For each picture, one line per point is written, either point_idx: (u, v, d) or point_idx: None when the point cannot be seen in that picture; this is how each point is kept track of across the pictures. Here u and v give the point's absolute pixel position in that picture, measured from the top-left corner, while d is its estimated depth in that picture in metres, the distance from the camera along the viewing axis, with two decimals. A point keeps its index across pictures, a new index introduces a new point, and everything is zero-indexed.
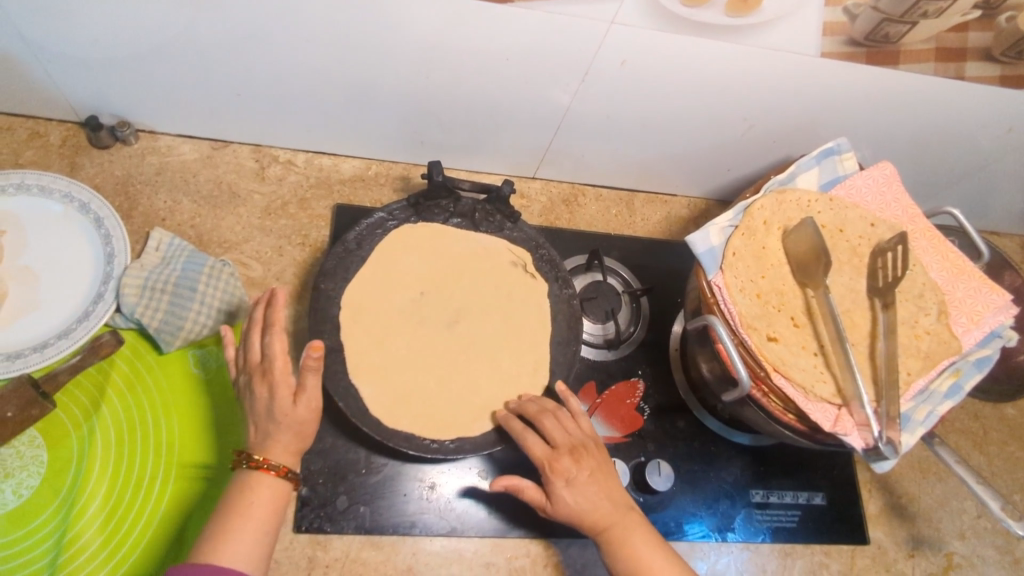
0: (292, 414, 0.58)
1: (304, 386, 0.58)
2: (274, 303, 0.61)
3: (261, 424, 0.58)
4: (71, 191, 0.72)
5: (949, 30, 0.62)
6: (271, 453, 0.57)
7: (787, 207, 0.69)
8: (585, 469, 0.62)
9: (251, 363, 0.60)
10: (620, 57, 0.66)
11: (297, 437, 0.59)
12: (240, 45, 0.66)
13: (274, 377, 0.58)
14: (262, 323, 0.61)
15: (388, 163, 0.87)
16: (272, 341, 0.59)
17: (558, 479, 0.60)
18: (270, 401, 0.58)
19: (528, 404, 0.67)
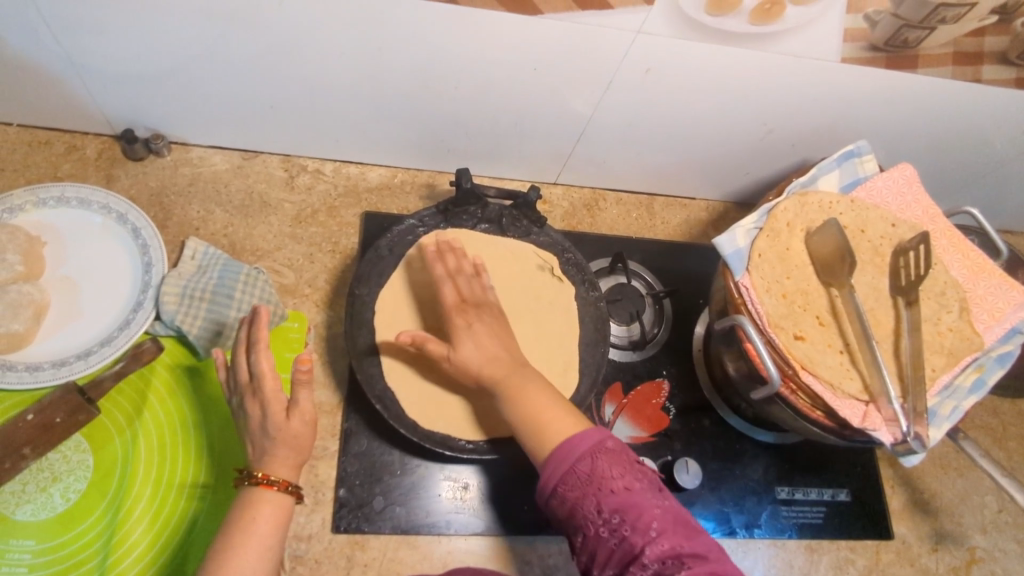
0: (287, 428, 0.58)
1: (296, 401, 0.58)
2: (255, 319, 0.60)
3: (258, 441, 0.59)
4: (110, 203, 0.74)
5: (967, 35, 0.63)
6: (271, 468, 0.58)
7: (809, 209, 0.71)
8: (480, 325, 0.65)
9: (241, 383, 0.60)
10: (645, 66, 0.68)
11: (296, 451, 0.59)
12: (275, 59, 0.68)
13: (264, 397, 0.58)
14: (246, 343, 0.60)
15: (413, 171, 0.89)
16: (258, 359, 0.59)
17: (460, 326, 0.63)
18: (263, 418, 0.58)
19: (449, 259, 0.68)
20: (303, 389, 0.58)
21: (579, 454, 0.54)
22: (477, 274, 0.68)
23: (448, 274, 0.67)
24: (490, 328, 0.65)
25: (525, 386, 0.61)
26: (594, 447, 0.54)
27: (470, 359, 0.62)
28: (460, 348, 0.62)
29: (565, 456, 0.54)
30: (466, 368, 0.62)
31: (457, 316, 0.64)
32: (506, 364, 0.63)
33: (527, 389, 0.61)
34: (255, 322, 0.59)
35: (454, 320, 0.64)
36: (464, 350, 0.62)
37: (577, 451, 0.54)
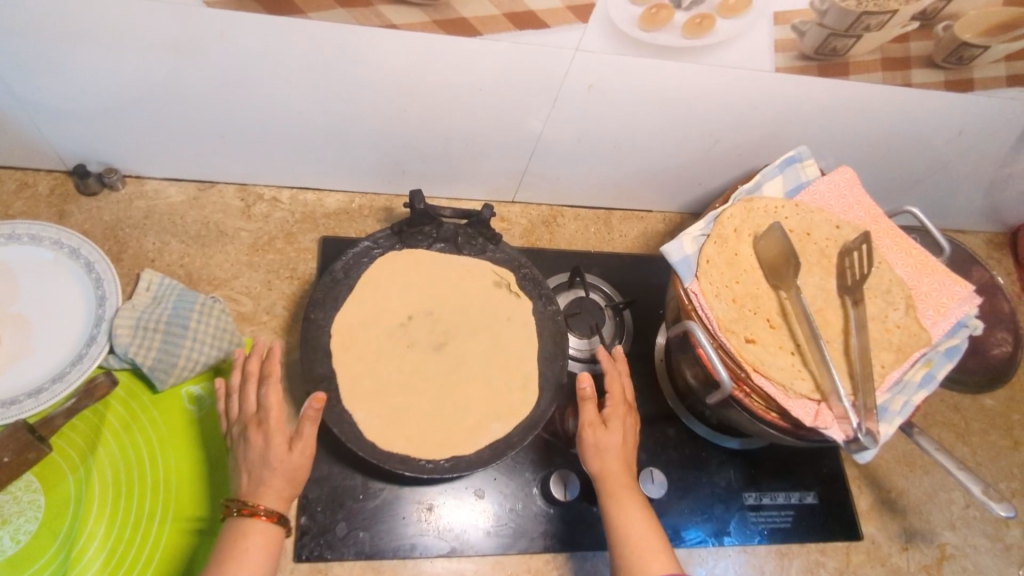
0: (288, 460, 0.60)
1: (300, 435, 0.61)
2: (270, 356, 0.65)
3: (255, 471, 0.60)
4: (62, 238, 0.74)
5: (892, 41, 0.66)
6: (262, 498, 0.59)
7: (755, 215, 0.73)
8: (630, 422, 0.70)
9: (246, 415, 0.63)
10: (587, 82, 0.70)
11: (290, 483, 0.60)
12: (224, 91, 0.68)
13: (269, 427, 0.60)
14: (256, 377, 0.65)
15: (371, 196, 0.90)
16: (268, 392, 0.62)
17: (621, 415, 0.69)
18: (264, 448, 0.60)
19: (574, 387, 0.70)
20: (308, 424, 0.61)
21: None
22: (625, 372, 0.74)
23: (608, 363, 0.73)
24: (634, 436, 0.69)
25: (632, 499, 0.64)
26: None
27: (614, 449, 0.66)
28: (606, 433, 0.67)
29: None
30: (605, 456, 0.66)
31: (623, 404, 0.69)
32: (622, 466, 0.66)
33: (630, 505, 0.63)
34: (270, 358, 0.65)
35: (613, 408, 0.69)
36: (610, 437, 0.66)
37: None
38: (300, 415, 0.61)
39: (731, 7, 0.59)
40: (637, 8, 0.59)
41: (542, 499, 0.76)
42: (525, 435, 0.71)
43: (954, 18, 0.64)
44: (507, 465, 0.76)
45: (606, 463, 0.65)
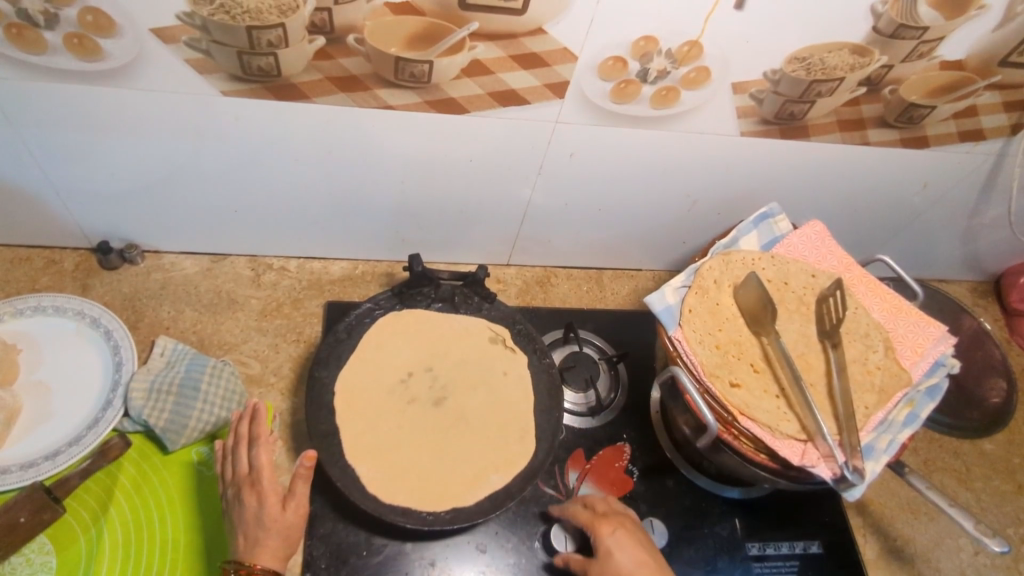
0: (281, 519, 0.63)
1: (292, 493, 0.64)
2: (257, 418, 0.68)
3: (250, 531, 0.62)
4: (84, 308, 0.79)
5: (844, 105, 0.72)
6: (259, 557, 0.61)
7: (734, 267, 0.77)
8: (623, 528, 0.69)
9: (239, 475, 0.65)
10: (569, 151, 0.76)
11: (285, 542, 0.63)
12: (239, 171, 0.75)
13: (263, 487, 0.63)
14: (247, 439, 0.67)
15: (373, 263, 0.95)
16: (261, 453, 0.65)
17: (606, 533, 0.68)
18: (260, 508, 0.63)
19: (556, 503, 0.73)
20: (300, 482, 0.64)
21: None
22: (594, 499, 0.74)
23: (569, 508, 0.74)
24: (633, 534, 0.68)
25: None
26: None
27: (623, 562, 0.65)
28: (606, 556, 0.66)
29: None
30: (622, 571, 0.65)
31: (602, 523, 0.69)
32: (639, 565, 0.65)
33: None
34: (258, 419, 0.68)
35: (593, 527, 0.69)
36: (613, 555, 0.66)
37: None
38: (293, 475, 0.64)
39: (692, 80, 0.66)
40: (608, 84, 0.66)
41: (544, 552, 0.76)
42: (524, 485, 0.73)
43: (898, 83, 0.70)
44: (507, 518, 0.78)
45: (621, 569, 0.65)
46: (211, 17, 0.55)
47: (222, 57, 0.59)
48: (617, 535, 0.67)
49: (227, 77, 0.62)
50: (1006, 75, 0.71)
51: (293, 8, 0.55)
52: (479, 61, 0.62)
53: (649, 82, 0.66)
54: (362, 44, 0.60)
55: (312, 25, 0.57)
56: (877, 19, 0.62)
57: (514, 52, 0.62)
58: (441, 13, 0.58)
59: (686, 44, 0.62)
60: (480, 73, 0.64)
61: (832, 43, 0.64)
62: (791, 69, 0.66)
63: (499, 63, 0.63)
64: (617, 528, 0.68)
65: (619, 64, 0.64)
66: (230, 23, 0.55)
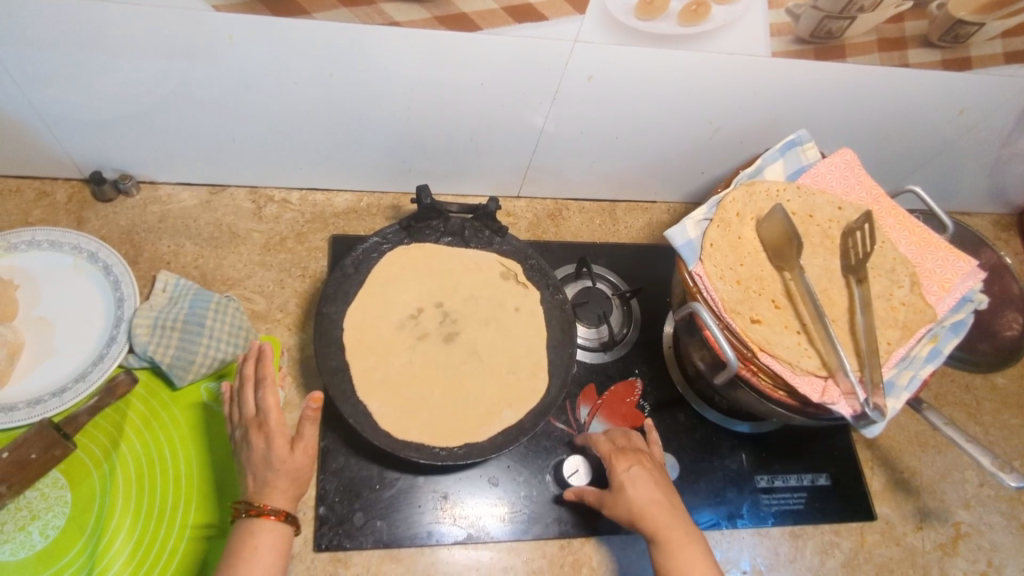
0: (291, 461, 0.61)
1: (301, 435, 0.61)
2: (263, 356, 0.64)
3: (259, 473, 0.60)
4: (80, 243, 0.76)
5: (887, 22, 0.67)
6: (269, 499, 0.60)
7: (757, 198, 0.74)
8: (642, 464, 0.69)
9: (247, 417, 0.63)
10: (587, 73, 0.71)
11: (294, 483, 0.61)
12: (233, 95, 0.70)
13: (270, 430, 0.61)
14: (254, 380, 0.64)
15: (378, 195, 0.92)
16: (265, 395, 0.62)
17: (622, 468, 0.68)
18: (267, 450, 0.60)
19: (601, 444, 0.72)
20: (308, 424, 0.60)
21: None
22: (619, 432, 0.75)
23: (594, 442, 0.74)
24: (652, 472, 0.68)
25: (678, 537, 0.62)
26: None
27: (636, 496, 0.65)
28: (618, 489, 0.66)
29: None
30: (633, 504, 0.65)
31: (620, 458, 0.69)
32: (652, 501, 0.64)
33: (682, 545, 0.61)
34: (263, 358, 0.63)
35: (612, 465, 0.69)
36: (623, 487, 0.66)
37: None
38: (298, 417, 0.60)
39: None
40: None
41: (555, 485, 0.77)
42: (537, 420, 0.72)
43: None
44: (519, 453, 0.78)
45: (638, 508, 0.64)
46: None
47: None
48: (632, 471, 0.67)
49: None
50: None
51: None
52: None
53: None
54: None
55: None
56: None
57: None
58: None
59: None
60: None
61: None
62: None
63: None
64: (634, 464, 0.68)
65: None
66: None
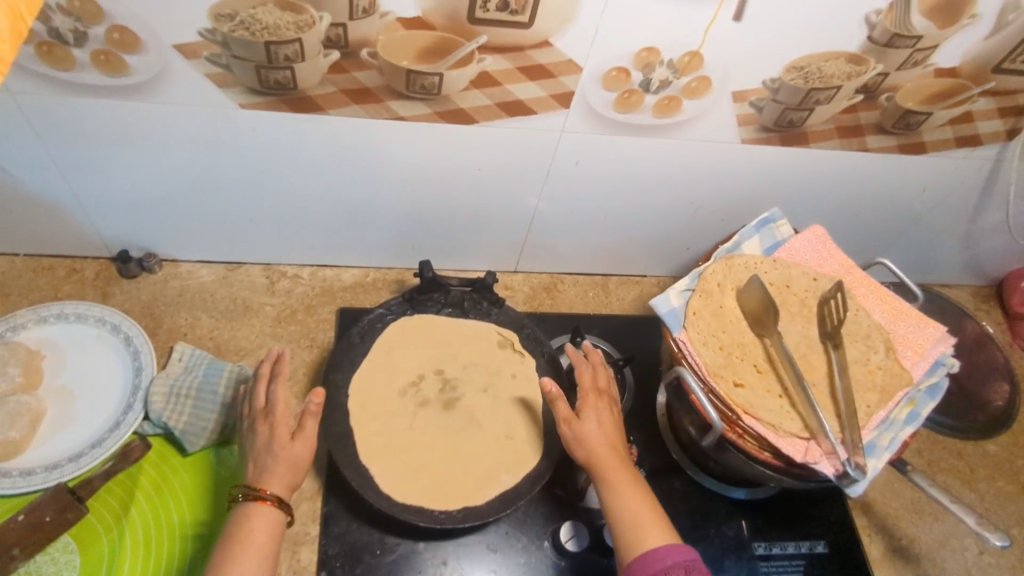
0: (290, 448, 0.64)
1: (301, 427, 0.65)
2: (282, 359, 0.70)
3: (260, 460, 0.64)
4: (105, 315, 0.82)
5: (842, 112, 0.74)
6: (268, 484, 0.62)
7: (736, 270, 0.79)
8: (604, 407, 0.72)
9: (256, 408, 0.68)
10: (575, 159, 0.78)
11: (292, 471, 0.64)
12: (253, 180, 0.77)
13: (275, 419, 0.66)
14: (269, 377, 0.70)
15: (384, 270, 0.98)
16: (276, 389, 0.68)
17: (592, 405, 0.71)
18: (270, 438, 0.65)
19: (582, 372, 0.74)
20: (309, 418, 0.65)
21: (670, 563, 0.59)
22: (596, 362, 0.76)
23: (577, 359, 0.75)
24: (612, 418, 0.71)
25: (623, 482, 0.65)
26: (689, 561, 0.59)
27: (593, 435, 0.68)
28: (582, 423, 0.69)
29: (657, 559, 0.59)
30: (588, 443, 0.68)
31: (591, 393, 0.72)
32: (606, 447, 0.68)
33: (626, 490, 0.65)
34: (281, 360, 0.70)
35: (585, 398, 0.71)
36: (587, 424, 0.69)
37: (669, 559, 0.59)
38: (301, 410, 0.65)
39: (693, 89, 0.68)
40: (611, 94, 0.69)
41: (553, 551, 0.78)
42: (533, 485, 0.74)
43: (894, 90, 0.72)
44: (517, 518, 0.79)
45: (593, 450, 0.67)
46: (232, 33, 0.57)
47: (241, 71, 0.62)
48: (596, 412, 0.70)
49: (245, 90, 0.64)
50: (1000, 81, 0.73)
51: (309, 24, 0.57)
52: (488, 73, 0.65)
53: (651, 92, 0.68)
54: (375, 57, 0.62)
55: (328, 39, 0.60)
56: (872, 28, 0.64)
57: (522, 64, 0.64)
58: (450, 27, 0.60)
59: (686, 55, 0.65)
60: (488, 85, 0.66)
61: (829, 53, 0.66)
62: (790, 78, 0.68)
63: (506, 75, 0.65)
64: (599, 406, 0.71)
65: (622, 74, 0.66)
66: (251, 38, 0.57)
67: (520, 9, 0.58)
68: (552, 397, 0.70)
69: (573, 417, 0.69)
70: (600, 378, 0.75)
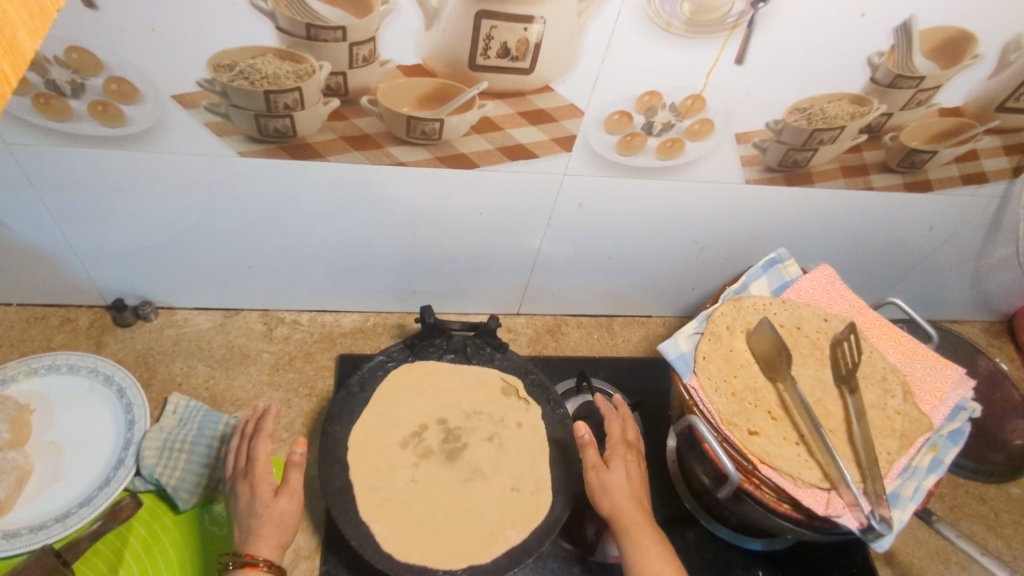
0: (274, 505, 0.62)
1: (286, 480, 0.63)
2: (265, 415, 0.69)
3: (245, 523, 0.62)
4: (97, 366, 0.80)
5: (846, 152, 0.74)
6: (256, 548, 0.60)
7: (745, 312, 0.77)
8: (632, 461, 0.72)
9: (238, 469, 0.66)
10: (577, 202, 0.77)
11: (280, 529, 0.62)
12: (251, 227, 0.76)
13: (254, 478, 0.64)
14: (250, 434, 0.69)
15: (384, 315, 0.96)
16: (257, 445, 0.66)
17: (621, 457, 0.71)
18: (251, 498, 0.62)
19: (613, 423, 0.74)
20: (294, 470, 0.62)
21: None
22: (626, 415, 0.77)
23: (607, 410, 0.76)
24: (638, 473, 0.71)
25: (646, 538, 0.65)
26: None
27: (620, 487, 0.68)
28: (610, 472, 0.69)
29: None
30: (614, 495, 0.68)
31: (621, 443, 0.72)
32: (631, 502, 0.67)
33: (648, 547, 0.64)
34: (264, 417, 0.69)
35: (614, 449, 0.71)
36: (614, 474, 0.69)
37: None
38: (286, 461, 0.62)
39: (695, 131, 0.68)
40: (614, 137, 0.68)
41: None
42: (542, 540, 0.71)
43: (898, 130, 0.71)
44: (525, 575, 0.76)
45: (618, 502, 0.67)
46: (231, 83, 0.56)
47: (241, 119, 0.61)
48: (624, 464, 0.70)
49: (244, 138, 0.63)
50: (1004, 120, 0.72)
51: (309, 73, 0.57)
52: (489, 118, 0.64)
53: (654, 134, 0.68)
54: (375, 105, 0.61)
55: (327, 88, 0.59)
56: (875, 70, 0.63)
57: (523, 109, 0.63)
58: (450, 74, 0.59)
59: (689, 98, 0.64)
60: (489, 130, 0.65)
61: (833, 94, 0.65)
62: (793, 119, 0.67)
63: (507, 120, 0.64)
64: (628, 459, 0.71)
65: (624, 117, 0.66)
66: (250, 88, 0.57)
67: (521, 56, 0.58)
68: (584, 442, 0.70)
69: (601, 465, 0.70)
70: (630, 430, 0.75)
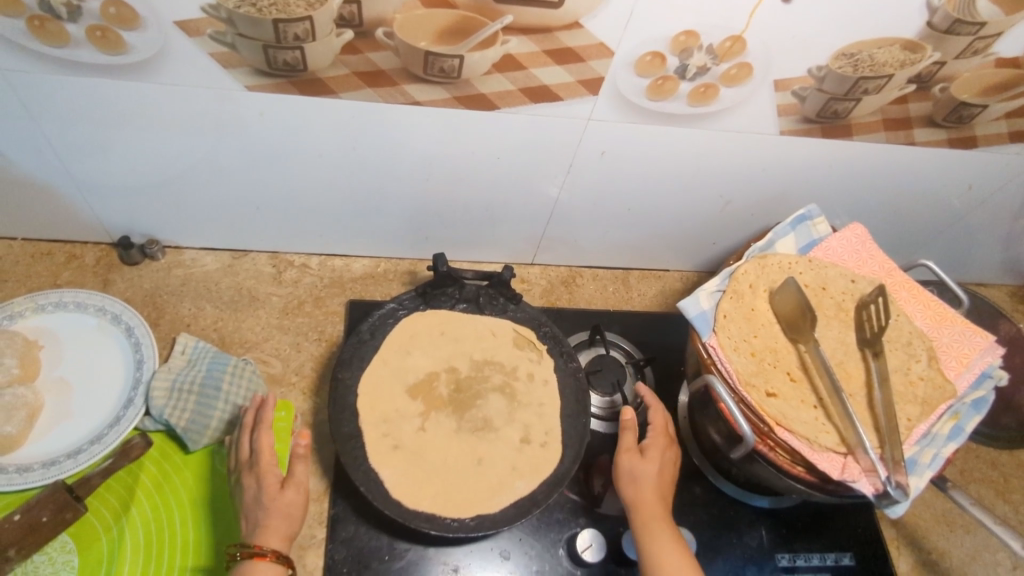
0: (281, 497, 0.62)
1: (291, 474, 0.64)
2: (264, 406, 0.69)
3: (252, 516, 0.62)
4: (105, 304, 0.79)
5: (891, 103, 0.69)
6: (263, 540, 0.60)
7: (770, 270, 0.75)
8: (670, 454, 0.72)
9: (241, 463, 0.66)
10: (600, 148, 0.74)
11: (286, 520, 0.62)
12: (260, 167, 0.74)
13: (260, 470, 0.64)
14: (251, 425, 0.68)
15: (395, 261, 0.94)
16: (260, 437, 0.66)
17: (656, 448, 0.71)
18: (258, 490, 0.63)
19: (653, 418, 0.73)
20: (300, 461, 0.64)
21: None
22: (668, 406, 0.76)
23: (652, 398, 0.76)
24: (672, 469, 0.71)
25: (664, 534, 0.65)
26: None
27: (647, 476, 0.68)
28: (642, 461, 0.69)
29: None
30: (641, 484, 0.68)
31: (664, 436, 0.72)
32: (654, 498, 0.67)
33: (665, 542, 0.65)
34: (264, 407, 0.68)
35: (653, 439, 0.71)
36: (646, 465, 0.69)
37: None
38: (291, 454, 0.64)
39: (733, 77, 0.63)
40: (644, 80, 0.63)
41: (569, 560, 0.74)
42: (550, 491, 0.71)
43: (949, 80, 0.66)
44: (532, 524, 0.75)
45: (641, 491, 0.67)
46: (238, 9, 0.52)
47: (249, 51, 0.57)
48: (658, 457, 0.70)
49: (252, 72, 0.59)
50: None
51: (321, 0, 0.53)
52: (512, 56, 0.60)
53: (687, 78, 0.63)
54: (391, 37, 0.57)
55: (341, 18, 0.55)
56: (932, 13, 0.58)
57: (549, 47, 0.59)
58: (476, 6, 0.55)
59: (728, 39, 0.59)
60: (511, 69, 0.61)
61: (882, 38, 0.60)
62: (838, 66, 0.62)
63: (532, 58, 0.60)
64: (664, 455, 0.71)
65: (657, 60, 0.61)
66: (257, 16, 0.52)
67: None
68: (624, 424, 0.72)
69: (635, 450, 0.71)
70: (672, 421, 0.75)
